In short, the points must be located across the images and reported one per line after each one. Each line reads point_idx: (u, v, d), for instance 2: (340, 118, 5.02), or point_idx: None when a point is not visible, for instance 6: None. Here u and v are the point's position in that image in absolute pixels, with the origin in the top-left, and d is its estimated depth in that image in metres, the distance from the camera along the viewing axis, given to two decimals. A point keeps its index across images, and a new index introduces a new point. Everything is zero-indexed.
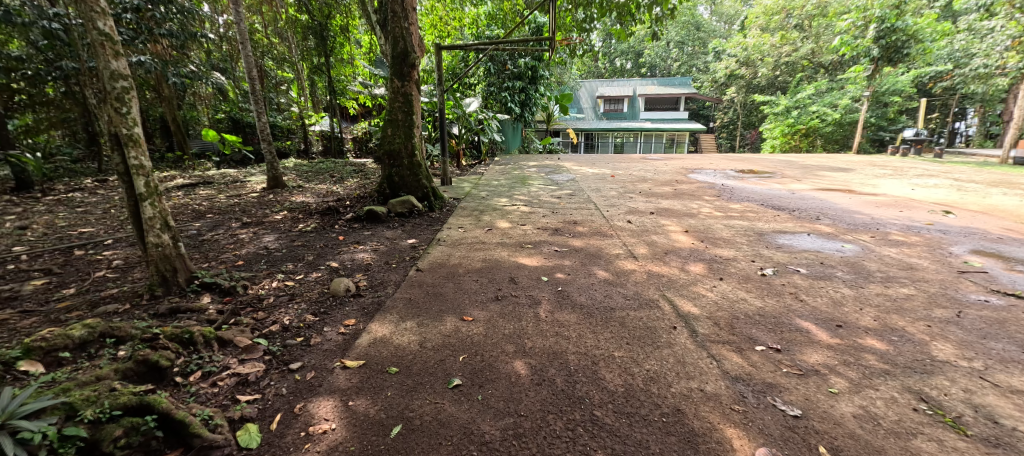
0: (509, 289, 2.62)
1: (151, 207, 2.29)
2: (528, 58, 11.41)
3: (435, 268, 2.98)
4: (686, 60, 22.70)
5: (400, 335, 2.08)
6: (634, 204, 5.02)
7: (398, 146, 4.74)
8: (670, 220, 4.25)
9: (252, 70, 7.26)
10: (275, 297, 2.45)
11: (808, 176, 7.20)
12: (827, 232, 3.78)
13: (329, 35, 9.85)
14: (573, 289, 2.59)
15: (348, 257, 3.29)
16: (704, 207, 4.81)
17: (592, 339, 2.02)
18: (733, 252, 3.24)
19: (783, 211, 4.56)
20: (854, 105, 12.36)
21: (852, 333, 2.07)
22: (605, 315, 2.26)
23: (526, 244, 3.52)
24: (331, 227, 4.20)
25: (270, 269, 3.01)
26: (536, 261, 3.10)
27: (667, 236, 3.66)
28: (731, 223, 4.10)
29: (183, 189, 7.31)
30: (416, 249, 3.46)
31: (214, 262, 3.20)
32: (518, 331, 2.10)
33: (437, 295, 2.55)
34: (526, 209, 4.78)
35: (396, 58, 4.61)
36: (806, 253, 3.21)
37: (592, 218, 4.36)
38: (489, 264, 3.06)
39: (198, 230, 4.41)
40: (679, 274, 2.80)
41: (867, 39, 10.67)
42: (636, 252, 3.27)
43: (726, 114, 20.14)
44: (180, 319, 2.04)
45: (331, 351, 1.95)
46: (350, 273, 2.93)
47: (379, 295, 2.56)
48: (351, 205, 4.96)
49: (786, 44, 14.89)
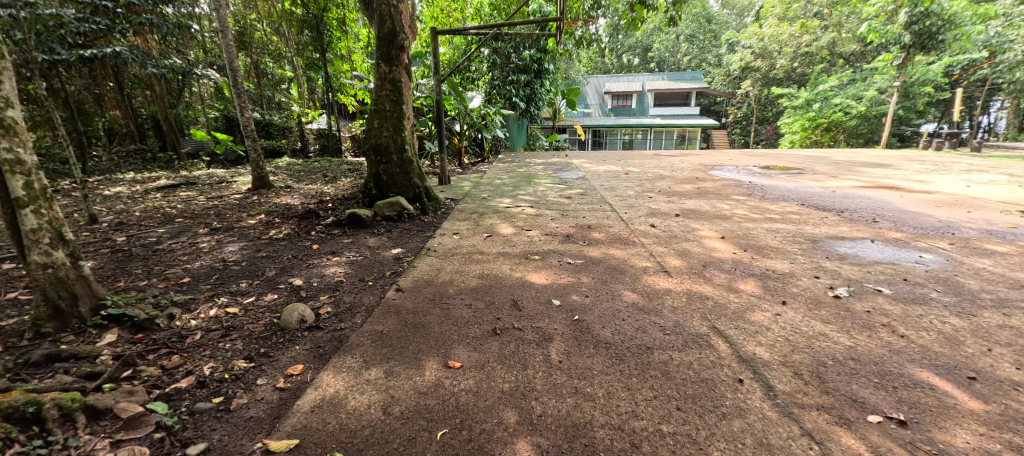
0: (514, 317, 2.03)
1: (35, 215, 1.74)
2: (534, 50, 10.79)
3: (420, 288, 2.40)
4: (697, 54, 22.01)
5: (357, 392, 1.50)
6: (655, 205, 4.42)
7: (385, 140, 4.15)
8: (701, 223, 3.63)
9: (236, 61, 6.66)
10: (204, 333, 1.88)
11: (843, 171, 6.58)
12: (895, 238, 3.14)
13: (326, 29, 9.12)
14: (594, 320, 1.98)
15: (315, 272, 2.71)
16: (735, 208, 4.18)
17: (627, 400, 1.41)
18: (788, 264, 2.62)
19: (829, 212, 3.95)
20: (882, 97, 11.65)
21: (995, 390, 1.46)
22: (640, 358, 1.65)
23: (531, 254, 2.93)
24: (307, 233, 3.63)
25: (216, 289, 2.44)
26: (545, 278, 2.50)
27: (702, 244, 3.04)
28: (773, 226, 3.48)
29: (163, 190, 6.80)
30: (400, 261, 2.88)
31: (153, 280, 2.64)
32: (524, 386, 1.50)
33: (418, 326, 1.96)
34: (532, 211, 4.20)
35: (383, 39, 4.03)
36: (880, 266, 2.58)
37: (609, 221, 3.76)
38: (487, 282, 2.46)
39: (157, 238, 3.86)
40: (726, 296, 2.19)
41: (898, 25, 10.05)
42: (668, 265, 2.66)
43: (740, 109, 19.41)
44: (53, 372, 1.48)
45: (255, 421, 1.38)
46: (313, 295, 2.35)
47: (342, 328, 1.97)
48: (333, 206, 4.38)
49: (806, 33, 14.02)
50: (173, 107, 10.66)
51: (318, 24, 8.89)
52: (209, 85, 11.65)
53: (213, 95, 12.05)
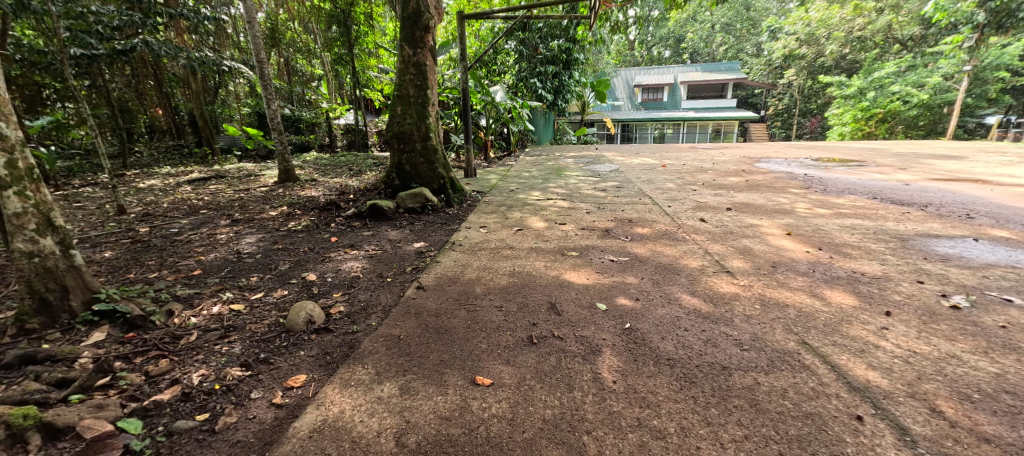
0: (552, 322, 1.72)
1: (19, 197, 1.54)
2: (562, 40, 10.37)
3: (443, 285, 2.12)
4: (733, 44, 20.99)
5: (365, 415, 1.23)
6: (701, 198, 4.00)
7: (409, 127, 3.89)
8: (760, 218, 3.21)
9: (263, 54, 6.54)
10: (201, 334, 1.65)
11: (911, 164, 5.91)
12: (1003, 237, 2.64)
13: (353, 24, 9.01)
14: (650, 329, 1.65)
15: (331, 267, 2.48)
16: (795, 202, 3.72)
17: (710, 442, 1.08)
18: (878, 267, 2.20)
19: (909, 207, 3.45)
20: (947, 83, 10.62)
21: None
22: (718, 382, 1.31)
23: (567, 250, 2.61)
24: (326, 225, 3.43)
25: (223, 283, 2.24)
26: (584, 277, 2.18)
27: (765, 241, 2.65)
28: (847, 223, 3.04)
29: (193, 183, 6.84)
30: (422, 256, 2.61)
31: (164, 272, 2.47)
32: (571, 415, 1.20)
33: (441, 331, 1.68)
34: (565, 204, 3.86)
35: (407, 20, 3.80)
36: (997, 270, 2.12)
37: (652, 215, 3.39)
38: (519, 280, 2.16)
39: (178, 229, 3.74)
40: (811, 304, 1.81)
41: (971, 3, 9.25)
42: (730, 265, 2.29)
43: (781, 100, 18.29)
44: (21, 378, 1.28)
45: (243, 447, 1.12)
46: (327, 291, 2.11)
47: (354, 331, 1.71)
48: (355, 198, 4.17)
49: (859, 15, 12.90)
50: (209, 103, 10.89)
51: (346, 18, 8.78)
52: (243, 83, 11.81)
53: (246, 92, 12.27)
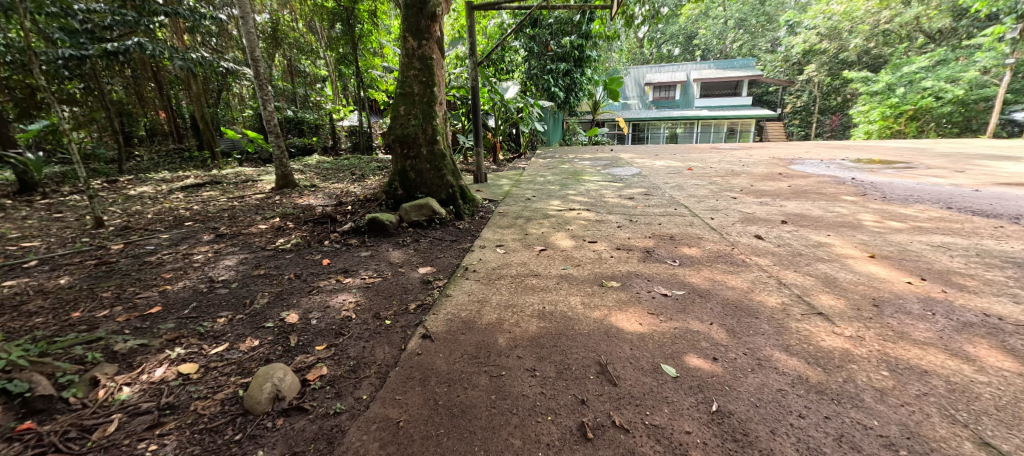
0: (608, 399, 1.25)
1: None
2: (574, 35, 9.90)
3: (456, 334, 1.65)
4: (747, 40, 20.39)
5: None
6: (745, 207, 3.51)
7: (413, 129, 3.43)
8: (827, 235, 2.72)
9: (258, 53, 6.01)
10: (128, 420, 1.20)
11: (965, 165, 5.36)
12: None
13: (357, 23, 8.51)
14: (750, 416, 1.17)
15: (318, 302, 2.02)
16: (858, 213, 3.22)
17: None
18: (1016, 307, 1.71)
19: (998, 218, 2.96)
20: (984, 78, 10.10)
21: None
22: None
23: (606, 280, 2.12)
24: (318, 243, 2.98)
25: (181, 328, 1.78)
26: (638, 323, 1.69)
27: (847, 267, 2.16)
28: (936, 241, 2.54)
29: (186, 190, 6.42)
30: (430, 286, 2.16)
31: (116, 310, 2.03)
32: None
33: (455, 414, 1.21)
34: (592, 216, 3.39)
35: (411, 7, 3.37)
36: None
37: (695, 230, 2.91)
38: (553, 326, 1.68)
39: (155, 247, 3.31)
40: (962, 372, 1.32)
41: None
42: (820, 303, 1.79)
43: (799, 97, 17.64)
44: None
45: None
46: (309, 342, 1.64)
47: (338, 412, 1.24)
48: (352, 209, 3.72)
49: (884, 8, 12.33)
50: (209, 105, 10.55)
51: (349, 17, 8.28)
52: (245, 84, 11.43)
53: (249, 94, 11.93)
